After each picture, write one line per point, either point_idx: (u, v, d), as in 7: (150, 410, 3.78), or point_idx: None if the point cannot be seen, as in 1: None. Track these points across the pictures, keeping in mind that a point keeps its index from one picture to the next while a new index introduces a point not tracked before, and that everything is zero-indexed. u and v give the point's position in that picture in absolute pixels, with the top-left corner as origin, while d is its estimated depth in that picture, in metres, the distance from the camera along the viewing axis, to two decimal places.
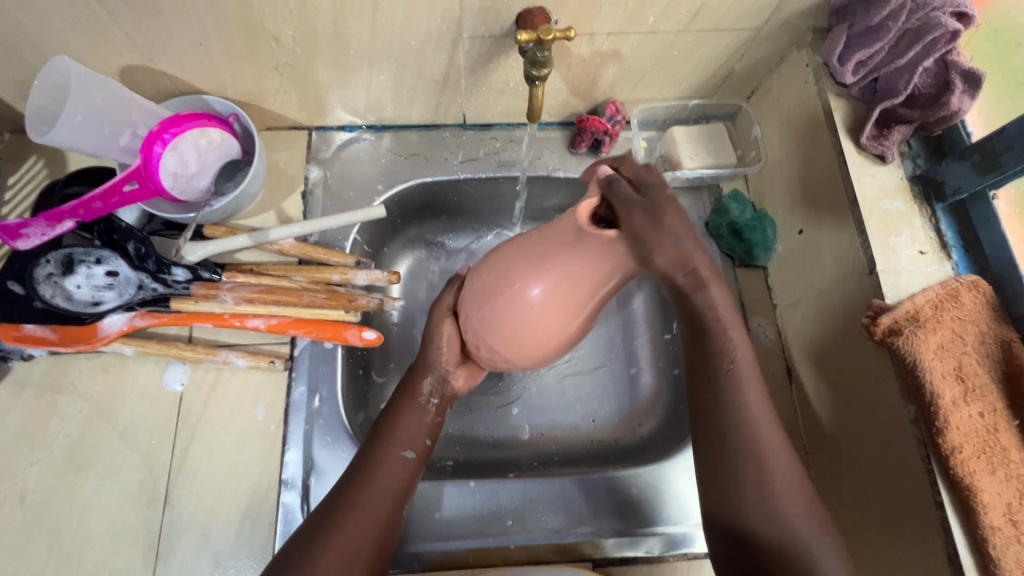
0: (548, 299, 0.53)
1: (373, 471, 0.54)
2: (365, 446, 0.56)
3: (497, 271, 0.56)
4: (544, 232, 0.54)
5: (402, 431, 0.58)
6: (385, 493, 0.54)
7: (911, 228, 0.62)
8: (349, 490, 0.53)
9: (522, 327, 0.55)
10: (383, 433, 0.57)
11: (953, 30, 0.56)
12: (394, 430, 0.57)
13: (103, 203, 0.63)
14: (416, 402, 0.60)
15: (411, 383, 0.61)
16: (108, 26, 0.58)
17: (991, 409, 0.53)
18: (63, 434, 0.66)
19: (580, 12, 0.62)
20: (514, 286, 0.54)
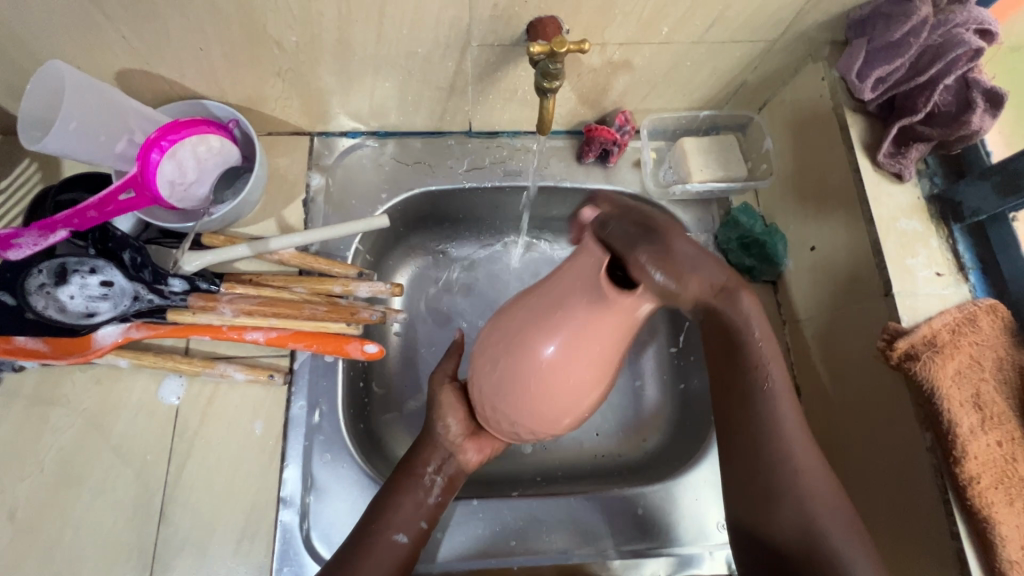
0: (568, 359, 0.50)
1: (386, 526, 0.54)
2: (372, 514, 0.55)
3: (510, 333, 0.53)
4: (542, 290, 0.52)
5: (407, 509, 0.56)
6: (390, 550, 0.54)
7: (928, 249, 0.60)
8: (358, 550, 0.53)
9: (549, 392, 0.52)
10: (388, 505, 0.55)
11: (977, 47, 0.55)
12: (394, 506, 0.55)
13: (98, 212, 0.61)
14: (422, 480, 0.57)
15: (412, 454, 0.59)
16: (104, 28, 0.56)
17: (1009, 438, 0.52)
18: (54, 449, 0.64)
19: (594, 22, 0.60)
20: (525, 349, 0.51)
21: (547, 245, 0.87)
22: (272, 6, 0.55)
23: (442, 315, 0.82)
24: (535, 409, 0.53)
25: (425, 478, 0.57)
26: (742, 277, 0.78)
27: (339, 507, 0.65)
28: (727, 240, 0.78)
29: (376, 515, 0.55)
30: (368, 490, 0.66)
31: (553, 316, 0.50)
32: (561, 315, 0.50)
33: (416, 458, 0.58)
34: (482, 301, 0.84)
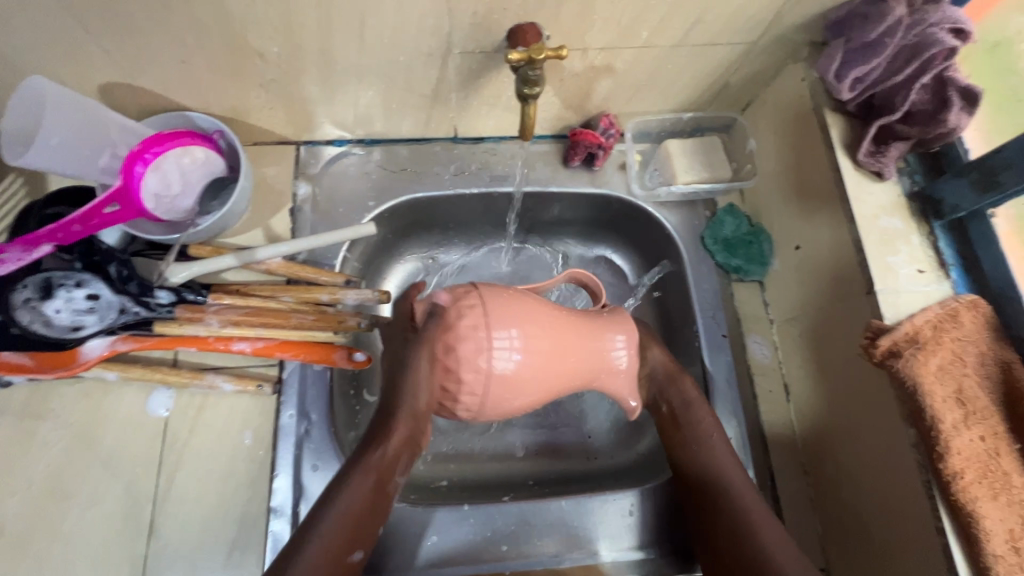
0: (526, 352, 0.54)
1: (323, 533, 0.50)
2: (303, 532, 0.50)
3: (474, 325, 0.53)
4: (494, 293, 0.55)
5: (357, 498, 0.52)
6: (326, 551, 0.50)
7: (909, 246, 0.61)
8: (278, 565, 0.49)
9: (508, 388, 0.54)
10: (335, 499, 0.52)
11: (951, 47, 0.55)
12: (336, 509, 0.51)
13: (83, 225, 0.61)
14: (378, 472, 0.53)
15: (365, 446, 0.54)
16: (85, 42, 0.56)
17: (992, 432, 0.52)
18: (43, 464, 0.64)
19: (573, 28, 0.61)
20: (488, 350, 0.53)
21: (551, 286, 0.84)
22: (252, 17, 0.56)
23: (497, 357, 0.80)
24: (494, 398, 0.54)
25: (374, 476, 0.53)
26: (729, 277, 0.78)
27: None
28: (713, 241, 0.78)
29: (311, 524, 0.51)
30: None
31: (541, 325, 0.55)
32: (552, 334, 0.55)
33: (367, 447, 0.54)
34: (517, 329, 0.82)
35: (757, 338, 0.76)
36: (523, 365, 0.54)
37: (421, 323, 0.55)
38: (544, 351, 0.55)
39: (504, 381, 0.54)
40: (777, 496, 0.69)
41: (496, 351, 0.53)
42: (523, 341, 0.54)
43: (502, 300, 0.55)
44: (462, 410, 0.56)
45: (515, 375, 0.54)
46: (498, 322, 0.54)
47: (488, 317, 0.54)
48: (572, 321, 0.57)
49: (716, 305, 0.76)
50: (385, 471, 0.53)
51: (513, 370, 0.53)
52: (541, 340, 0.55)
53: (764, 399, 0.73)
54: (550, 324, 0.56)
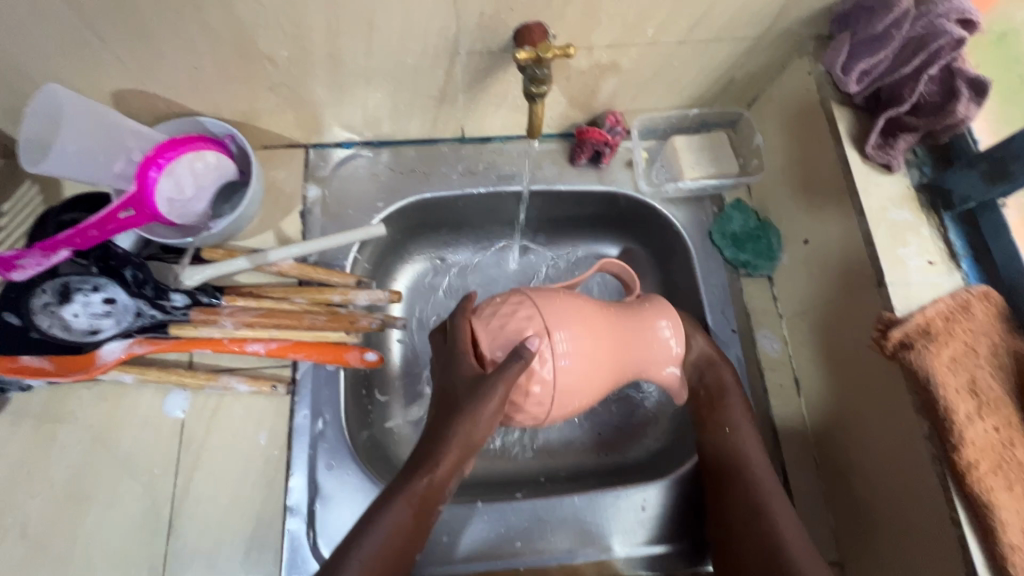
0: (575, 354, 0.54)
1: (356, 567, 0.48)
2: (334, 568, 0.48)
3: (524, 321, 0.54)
4: (550, 298, 0.56)
5: (392, 526, 0.50)
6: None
7: (920, 238, 0.61)
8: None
9: (570, 390, 0.54)
10: (375, 532, 0.50)
11: (958, 38, 0.55)
12: (366, 551, 0.49)
13: (99, 230, 0.62)
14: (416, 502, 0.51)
15: (403, 478, 0.52)
16: (100, 50, 0.57)
17: (1006, 423, 0.52)
18: (63, 466, 0.65)
19: (580, 26, 0.61)
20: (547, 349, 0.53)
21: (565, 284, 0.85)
22: (262, 22, 0.56)
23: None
24: (581, 392, 0.55)
25: (415, 501, 0.51)
26: (738, 272, 0.78)
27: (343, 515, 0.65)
28: (721, 236, 0.78)
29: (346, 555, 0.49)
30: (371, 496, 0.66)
31: (593, 327, 0.56)
32: (606, 332, 0.56)
33: (398, 488, 0.51)
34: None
35: (767, 333, 0.76)
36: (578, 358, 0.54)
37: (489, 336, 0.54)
38: (592, 350, 0.55)
39: (575, 384, 0.54)
40: (790, 490, 0.69)
41: (562, 344, 0.53)
42: (572, 340, 0.54)
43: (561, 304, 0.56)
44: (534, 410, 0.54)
45: (568, 375, 0.54)
46: (562, 325, 0.54)
47: (545, 321, 0.54)
48: (623, 321, 0.58)
49: (725, 300, 0.76)
50: (463, 461, 0.52)
51: (570, 367, 0.54)
52: (593, 339, 0.55)
53: (774, 393, 0.73)
54: (607, 325, 0.57)
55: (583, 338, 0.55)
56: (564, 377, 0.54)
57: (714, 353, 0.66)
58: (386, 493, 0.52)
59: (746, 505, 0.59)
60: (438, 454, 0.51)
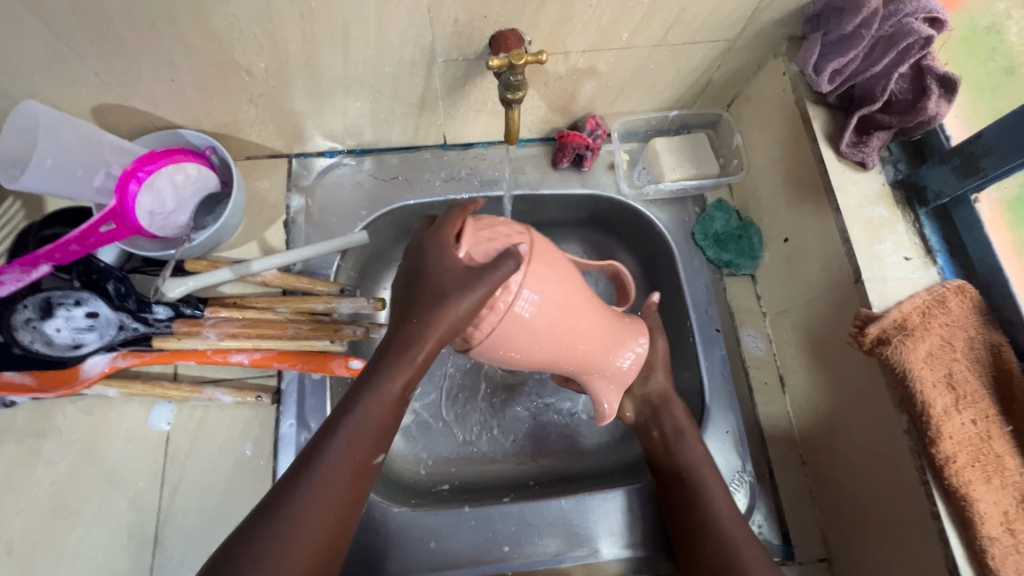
0: (545, 304, 0.50)
1: (325, 470, 0.46)
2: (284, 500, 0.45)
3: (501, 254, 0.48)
4: (541, 241, 0.52)
5: (373, 421, 0.47)
6: (322, 528, 0.45)
7: (895, 234, 0.61)
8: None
9: (519, 334, 0.50)
10: (346, 430, 0.47)
11: (928, 36, 0.55)
12: (354, 437, 0.47)
13: (79, 245, 0.63)
14: (397, 397, 0.48)
15: (381, 372, 0.47)
16: (77, 66, 0.58)
17: (983, 416, 0.53)
18: (48, 482, 0.65)
19: (554, 33, 0.62)
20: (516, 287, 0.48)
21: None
22: (238, 35, 0.57)
23: (464, 386, 0.81)
24: (507, 339, 0.50)
25: (395, 394, 0.48)
26: (721, 271, 0.79)
27: None
28: (703, 236, 0.79)
29: (316, 456, 0.46)
30: None
31: (573, 289, 0.52)
32: (583, 306, 0.53)
33: (383, 372, 0.47)
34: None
35: (751, 332, 0.76)
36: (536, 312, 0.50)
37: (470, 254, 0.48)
38: (565, 310, 0.51)
39: (517, 326, 0.49)
40: (775, 487, 0.70)
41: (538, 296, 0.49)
42: (546, 292, 0.50)
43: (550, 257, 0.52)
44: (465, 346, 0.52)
45: (527, 322, 0.50)
46: (543, 283, 0.50)
47: (531, 258, 0.49)
48: (603, 314, 0.56)
49: (709, 300, 0.76)
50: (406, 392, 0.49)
51: (529, 319, 0.49)
52: (569, 305, 0.52)
53: (758, 391, 0.74)
54: (588, 307, 0.54)
55: (562, 300, 0.51)
56: (521, 318, 0.49)
57: (671, 395, 0.67)
58: (358, 388, 0.48)
59: (695, 504, 0.61)
60: (407, 356, 0.47)
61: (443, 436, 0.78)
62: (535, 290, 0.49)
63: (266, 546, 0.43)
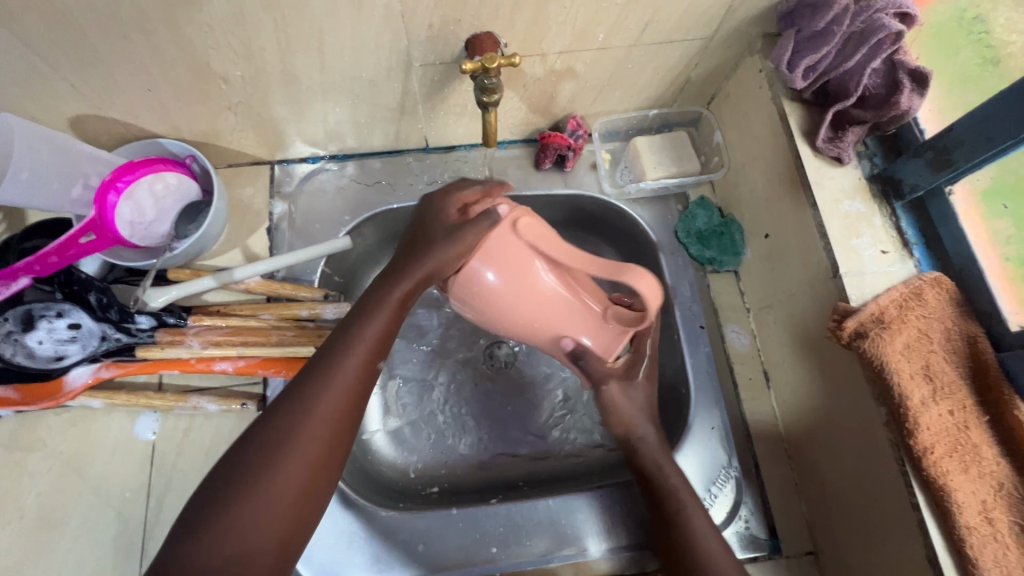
0: (529, 288, 0.56)
1: (342, 369, 0.48)
2: (292, 400, 0.47)
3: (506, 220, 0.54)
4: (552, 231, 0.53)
5: (376, 328, 0.51)
6: (335, 413, 0.47)
7: (872, 228, 0.62)
8: (267, 460, 0.44)
9: (495, 298, 0.57)
10: (363, 322, 0.51)
11: (898, 31, 0.56)
12: (359, 340, 0.50)
13: (59, 257, 0.62)
14: (401, 300, 0.53)
15: (390, 279, 0.53)
16: (53, 78, 0.58)
17: (961, 407, 0.53)
18: (33, 495, 0.64)
19: (529, 35, 0.62)
20: (510, 261, 0.55)
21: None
22: (213, 44, 0.57)
23: (454, 390, 0.81)
24: (484, 299, 0.57)
25: (398, 300, 0.53)
26: (704, 268, 0.79)
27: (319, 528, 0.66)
28: (686, 233, 0.79)
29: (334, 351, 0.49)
30: (344, 509, 0.67)
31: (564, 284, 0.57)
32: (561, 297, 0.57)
33: (395, 279, 0.53)
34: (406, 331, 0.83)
35: (735, 328, 0.77)
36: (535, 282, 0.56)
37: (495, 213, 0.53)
38: (545, 297, 0.57)
39: (496, 290, 0.56)
40: (762, 483, 0.70)
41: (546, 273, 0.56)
42: (537, 277, 0.56)
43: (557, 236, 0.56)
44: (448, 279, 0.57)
45: (506, 291, 0.56)
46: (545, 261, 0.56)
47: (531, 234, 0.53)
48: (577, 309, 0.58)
49: (693, 297, 0.77)
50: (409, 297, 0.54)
51: (508, 288, 0.56)
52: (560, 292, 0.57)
53: (743, 387, 0.74)
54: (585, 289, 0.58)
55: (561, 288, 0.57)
56: (520, 283, 0.56)
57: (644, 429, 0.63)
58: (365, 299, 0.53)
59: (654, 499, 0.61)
60: (410, 269, 0.53)
61: (432, 440, 0.79)
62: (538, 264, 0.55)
63: (289, 422, 0.45)
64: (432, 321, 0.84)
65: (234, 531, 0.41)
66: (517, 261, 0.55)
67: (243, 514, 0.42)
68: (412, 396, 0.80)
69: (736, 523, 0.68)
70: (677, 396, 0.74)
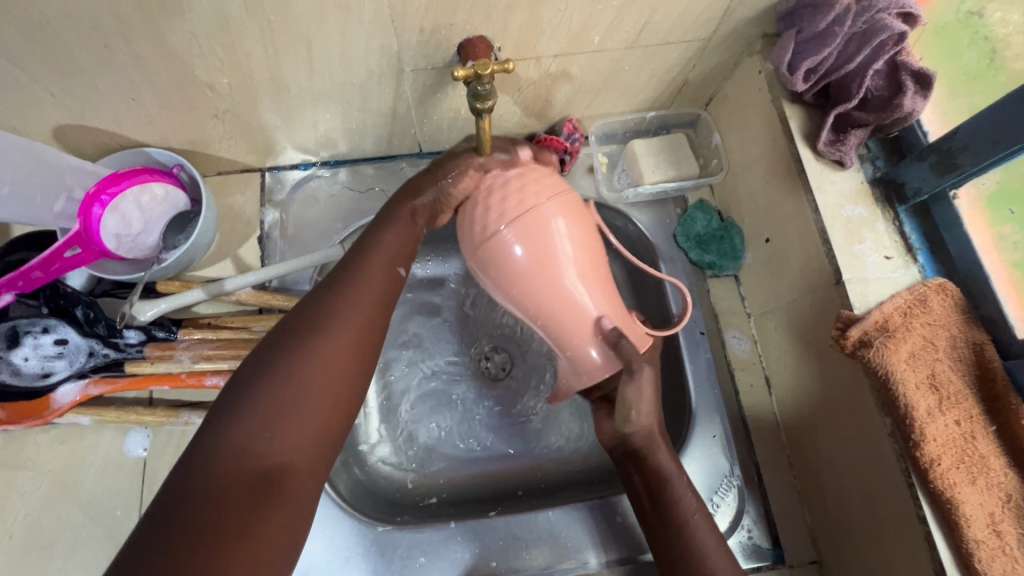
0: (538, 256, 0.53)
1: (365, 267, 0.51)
2: (316, 305, 0.47)
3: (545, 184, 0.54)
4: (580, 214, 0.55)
5: (393, 237, 0.54)
6: (362, 318, 0.48)
7: (875, 233, 0.60)
8: (298, 358, 0.43)
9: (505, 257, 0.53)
10: (379, 232, 0.54)
11: (901, 32, 0.54)
12: (378, 249, 0.52)
13: (44, 271, 0.61)
14: (415, 210, 0.55)
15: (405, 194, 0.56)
16: (32, 89, 0.56)
17: (967, 416, 0.52)
18: (21, 515, 0.63)
19: (522, 38, 0.60)
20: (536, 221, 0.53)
21: (457, 302, 0.84)
22: (198, 51, 0.55)
23: (452, 400, 0.80)
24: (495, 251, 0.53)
25: (410, 215, 0.55)
26: (704, 273, 0.78)
27: (316, 544, 0.65)
28: (684, 237, 0.78)
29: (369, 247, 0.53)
30: (341, 524, 0.66)
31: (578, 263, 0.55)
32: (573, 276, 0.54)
33: (407, 194, 0.56)
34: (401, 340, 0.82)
35: (735, 333, 0.76)
36: (551, 281, 0.54)
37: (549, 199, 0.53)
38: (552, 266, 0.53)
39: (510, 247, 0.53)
40: (764, 491, 0.69)
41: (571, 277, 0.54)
42: (548, 244, 0.53)
43: (596, 246, 0.56)
44: (472, 229, 0.54)
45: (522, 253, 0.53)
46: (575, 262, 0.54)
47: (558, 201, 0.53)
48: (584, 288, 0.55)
49: (693, 303, 0.76)
50: (419, 213, 0.56)
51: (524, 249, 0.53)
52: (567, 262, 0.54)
53: (745, 394, 0.73)
54: (604, 299, 0.56)
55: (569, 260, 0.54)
56: (543, 271, 0.53)
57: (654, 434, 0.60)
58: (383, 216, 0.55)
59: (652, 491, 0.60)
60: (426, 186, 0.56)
61: (431, 450, 0.77)
62: (569, 264, 0.54)
63: (318, 319, 0.46)
64: (428, 330, 0.83)
65: (270, 424, 0.40)
66: (548, 253, 0.53)
67: (276, 406, 0.41)
68: (410, 407, 0.79)
69: (740, 532, 0.67)
70: (677, 403, 0.73)
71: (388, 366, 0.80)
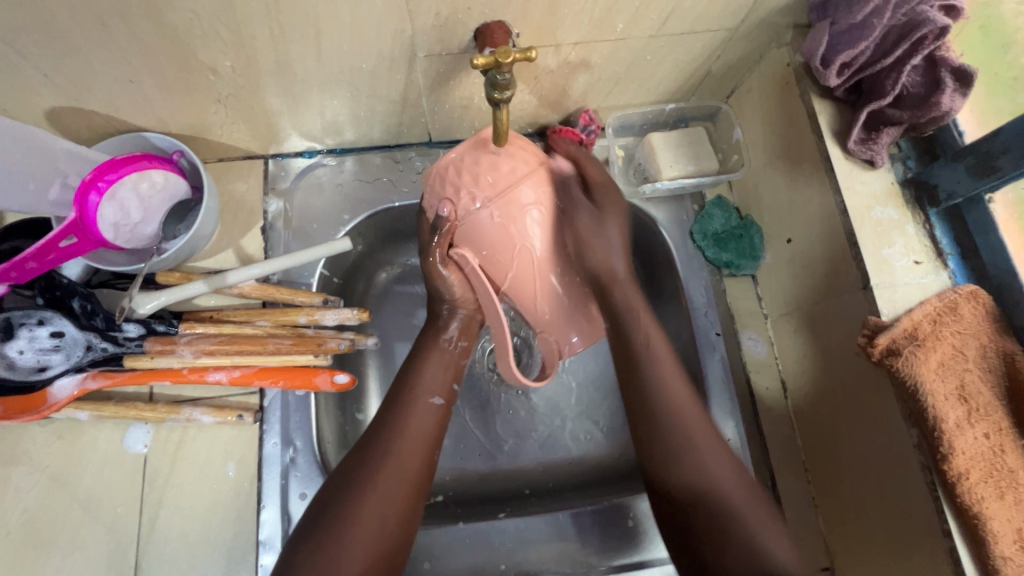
0: (506, 249, 0.58)
1: (413, 394, 0.58)
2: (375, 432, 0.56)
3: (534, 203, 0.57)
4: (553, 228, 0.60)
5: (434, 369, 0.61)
6: (416, 442, 0.56)
7: (905, 236, 0.58)
8: (352, 485, 0.52)
9: (487, 240, 0.58)
10: (418, 365, 0.61)
11: (943, 26, 0.52)
12: (420, 381, 0.60)
13: (38, 262, 0.59)
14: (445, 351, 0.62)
15: (437, 321, 0.63)
16: (22, 68, 0.52)
17: (996, 429, 0.51)
18: (19, 511, 0.61)
19: (543, 24, 0.57)
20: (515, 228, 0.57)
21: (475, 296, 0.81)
22: (199, 32, 0.52)
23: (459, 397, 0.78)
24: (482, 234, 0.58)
25: (444, 345, 0.63)
26: (720, 272, 0.76)
27: None
28: (701, 236, 0.76)
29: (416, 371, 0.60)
30: None
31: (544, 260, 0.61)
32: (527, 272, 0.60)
33: (440, 326, 0.63)
34: (405, 332, 0.81)
35: (752, 335, 0.74)
36: (521, 256, 0.59)
37: (523, 178, 0.56)
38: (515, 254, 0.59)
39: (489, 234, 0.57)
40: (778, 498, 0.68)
41: (537, 251, 0.59)
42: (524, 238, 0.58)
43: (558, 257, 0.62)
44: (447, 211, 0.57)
45: (502, 244, 0.58)
46: (551, 249, 0.61)
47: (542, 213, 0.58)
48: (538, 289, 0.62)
49: (709, 303, 0.74)
50: (451, 351, 0.63)
51: (496, 238, 0.57)
52: (531, 263, 0.60)
53: (760, 397, 0.71)
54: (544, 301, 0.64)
55: (533, 258, 0.60)
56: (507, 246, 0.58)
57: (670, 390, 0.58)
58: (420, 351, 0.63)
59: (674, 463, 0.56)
60: (449, 317, 0.63)
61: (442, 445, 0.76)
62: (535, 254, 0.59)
63: (374, 451, 0.54)
64: None
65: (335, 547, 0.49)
66: (513, 227, 0.57)
67: (342, 517, 0.50)
68: None
69: None
70: None
71: (390, 357, 0.79)
